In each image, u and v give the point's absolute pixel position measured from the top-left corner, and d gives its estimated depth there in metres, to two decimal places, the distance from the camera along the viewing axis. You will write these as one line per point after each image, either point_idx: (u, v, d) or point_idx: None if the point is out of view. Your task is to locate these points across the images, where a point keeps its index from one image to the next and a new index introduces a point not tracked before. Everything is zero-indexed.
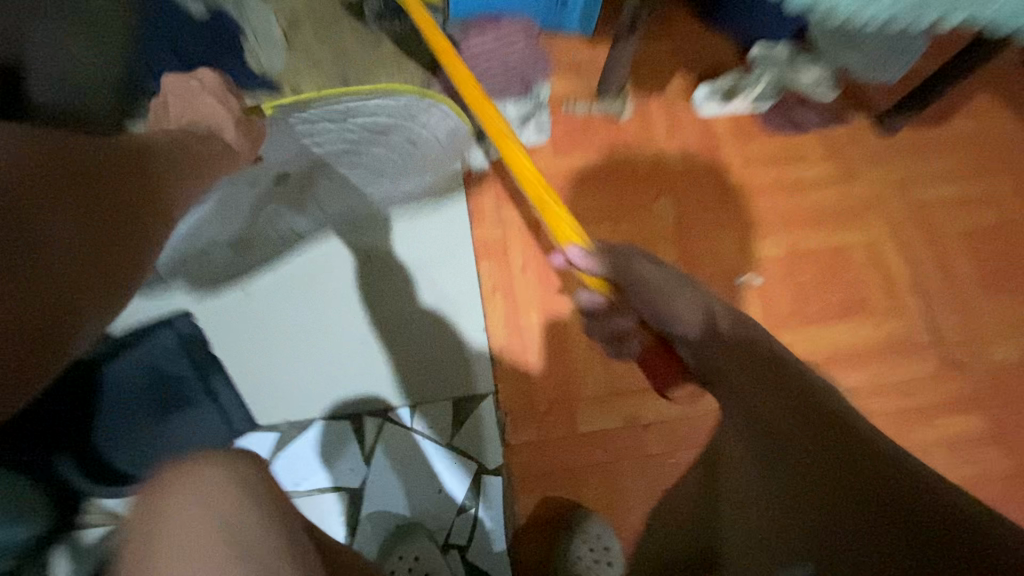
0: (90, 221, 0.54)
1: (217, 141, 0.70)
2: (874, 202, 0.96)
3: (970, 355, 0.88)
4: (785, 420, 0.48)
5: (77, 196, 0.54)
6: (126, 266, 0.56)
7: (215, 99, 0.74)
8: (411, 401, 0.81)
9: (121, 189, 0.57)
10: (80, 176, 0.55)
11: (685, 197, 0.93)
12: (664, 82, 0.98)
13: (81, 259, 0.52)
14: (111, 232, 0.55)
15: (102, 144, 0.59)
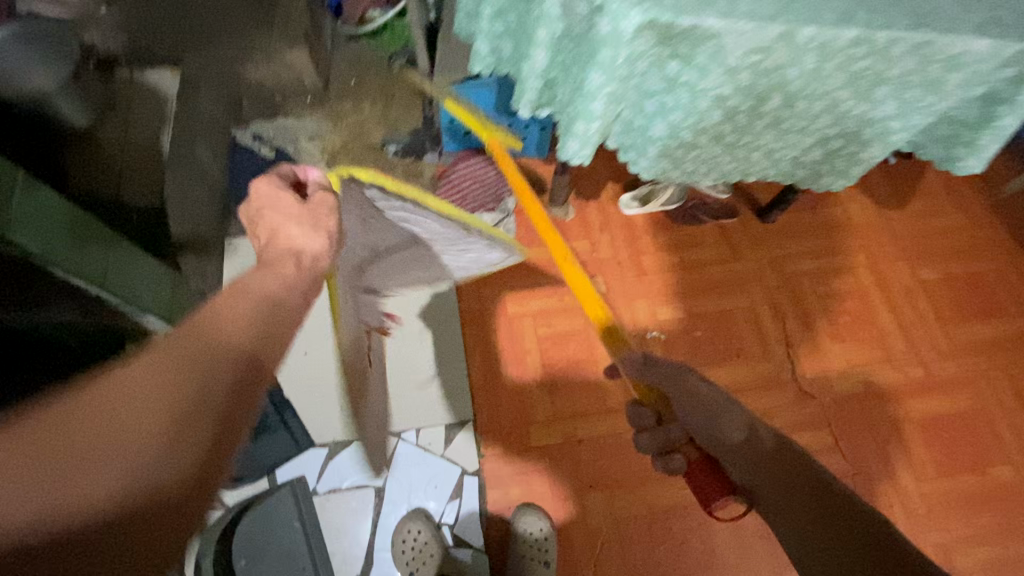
0: (122, 466, 0.33)
1: (288, 269, 0.49)
2: (754, 275, 1.31)
3: (818, 389, 1.22)
4: (792, 498, 0.65)
5: (109, 442, 0.33)
6: (178, 514, 0.35)
7: (306, 206, 0.54)
8: (428, 422, 1.10)
9: (215, 399, 0.38)
10: (105, 412, 0.34)
11: (613, 275, 1.29)
12: (598, 191, 1.35)
13: (169, 520, 0.34)
14: (192, 471, 0.35)
15: (195, 341, 0.39)
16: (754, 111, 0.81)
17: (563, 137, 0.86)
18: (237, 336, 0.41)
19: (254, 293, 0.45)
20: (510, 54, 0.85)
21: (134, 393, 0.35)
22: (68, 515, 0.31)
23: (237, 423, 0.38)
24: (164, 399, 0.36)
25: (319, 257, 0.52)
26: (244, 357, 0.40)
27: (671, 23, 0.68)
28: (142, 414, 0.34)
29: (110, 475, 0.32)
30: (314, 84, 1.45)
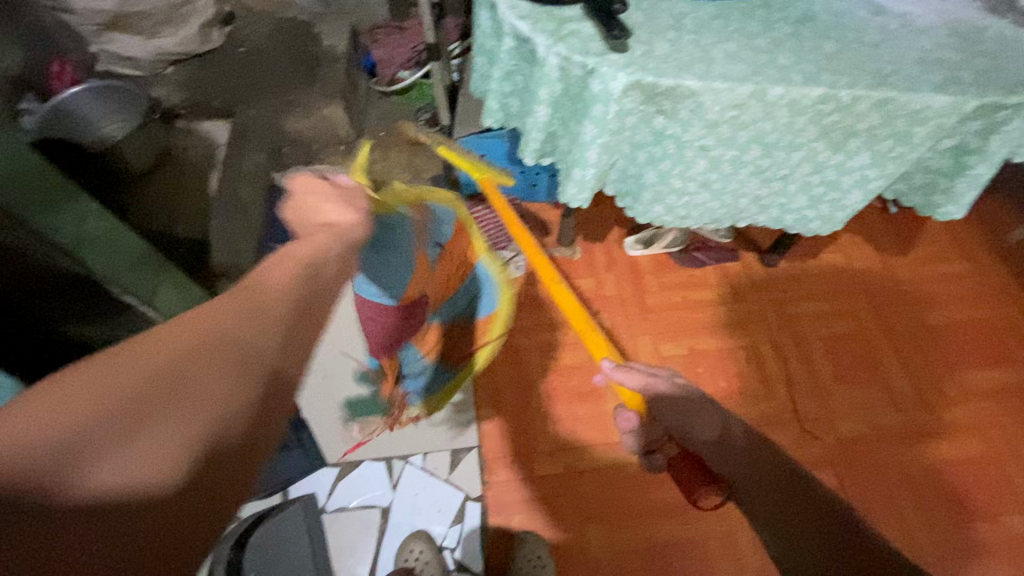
0: (189, 421, 0.30)
1: (320, 236, 0.48)
2: (756, 316, 1.35)
3: (822, 429, 1.22)
4: (760, 478, 0.70)
5: (176, 394, 0.30)
6: (241, 477, 0.31)
7: (346, 191, 0.57)
8: (435, 449, 1.16)
9: (283, 358, 0.35)
10: (168, 362, 0.31)
11: (617, 312, 1.34)
12: (605, 234, 1.44)
13: (222, 482, 0.31)
14: (260, 434, 0.33)
15: (271, 296, 0.38)
16: (737, 160, 0.89)
17: (564, 183, 0.96)
18: (306, 296, 0.40)
19: (326, 255, 0.45)
20: (517, 110, 0.96)
21: (201, 346, 0.32)
22: (126, 466, 0.28)
23: (294, 389, 0.36)
24: (230, 353, 0.33)
25: (351, 232, 0.51)
26: (307, 317, 0.38)
27: (653, 83, 0.78)
28: (202, 368, 0.32)
29: (173, 427, 0.29)
30: (348, 134, 1.57)
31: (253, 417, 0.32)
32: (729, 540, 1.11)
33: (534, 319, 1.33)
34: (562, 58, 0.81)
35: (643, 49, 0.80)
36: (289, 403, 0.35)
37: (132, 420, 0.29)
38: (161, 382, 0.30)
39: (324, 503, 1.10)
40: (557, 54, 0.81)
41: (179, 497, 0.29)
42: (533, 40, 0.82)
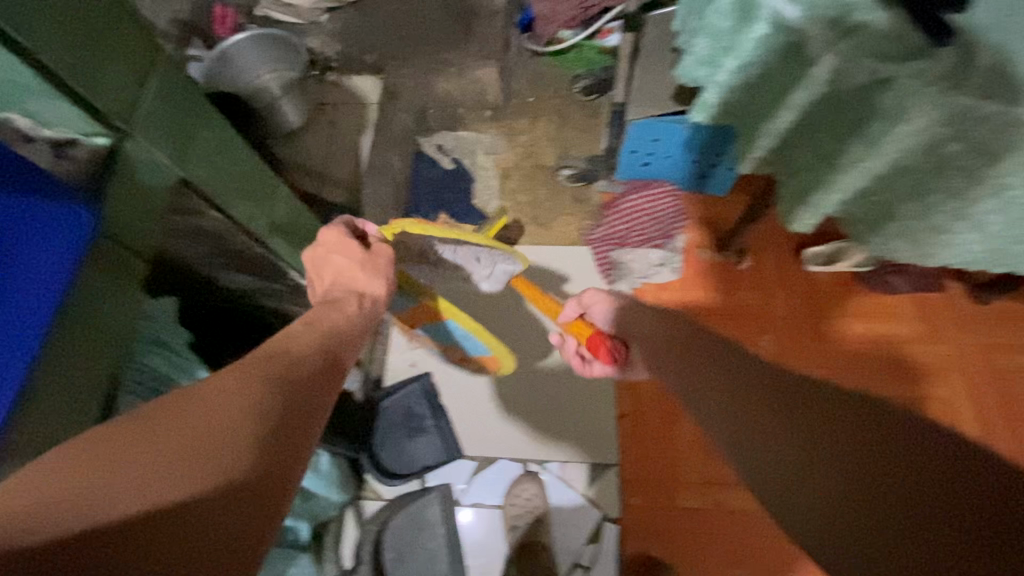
0: (214, 452, 0.44)
1: (350, 304, 0.70)
2: (956, 363, 1.15)
3: None
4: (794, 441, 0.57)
5: (205, 437, 0.45)
6: (267, 486, 0.46)
7: (368, 258, 0.74)
8: (575, 461, 1.10)
9: (287, 408, 0.52)
10: (199, 420, 0.46)
11: (784, 338, 1.19)
12: (780, 244, 1.26)
13: (262, 484, 0.45)
14: (283, 450, 0.48)
15: (257, 360, 0.56)
16: None
17: (789, 205, 0.82)
18: (291, 368, 0.56)
19: (307, 334, 0.63)
20: (742, 111, 0.80)
21: (219, 407, 0.48)
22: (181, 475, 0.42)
23: (293, 428, 0.51)
24: (239, 409, 0.48)
25: (375, 296, 0.73)
26: (291, 380, 0.55)
27: (970, 107, 0.61)
28: (228, 416, 0.47)
29: (201, 453, 0.44)
30: (495, 98, 1.44)
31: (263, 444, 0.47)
32: None
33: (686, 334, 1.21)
34: (841, 62, 0.63)
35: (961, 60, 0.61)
36: (288, 438, 0.49)
37: (181, 454, 0.44)
38: (198, 429, 0.46)
39: (460, 497, 1.09)
40: (837, 55, 0.62)
41: (222, 494, 0.42)
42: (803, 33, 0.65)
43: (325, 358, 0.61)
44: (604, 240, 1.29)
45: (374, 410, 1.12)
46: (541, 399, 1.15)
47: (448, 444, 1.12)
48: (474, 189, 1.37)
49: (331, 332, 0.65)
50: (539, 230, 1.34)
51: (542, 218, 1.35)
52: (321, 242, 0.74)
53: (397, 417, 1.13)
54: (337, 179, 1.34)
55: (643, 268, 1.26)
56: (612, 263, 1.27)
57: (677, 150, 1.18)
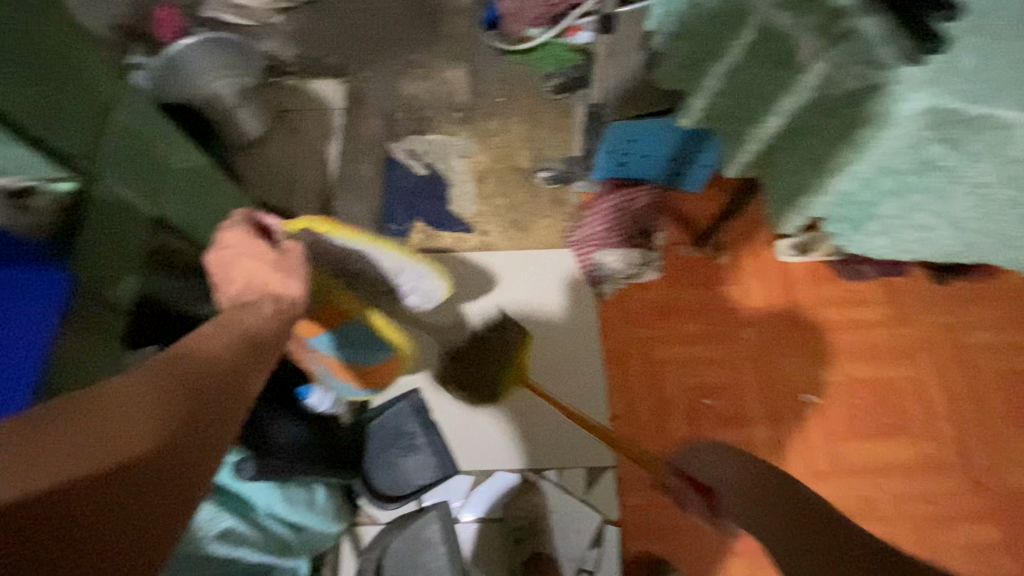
0: (107, 450, 0.41)
1: (267, 307, 0.65)
2: (923, 343, 1.21)
3: (990, 478, 1.11)
4: None
5: (102, 432, 0.42)
6: (161, 494, 0.44)
7: (279, 255, 0.68)
8: (574, 465, 1.10)
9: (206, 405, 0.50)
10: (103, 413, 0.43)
11: (764, 328, 1.22)
12: (755, 236, 1.29)
13: (168, 473, 0.45)
14: (195, 444, 0.48)
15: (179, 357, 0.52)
16: (1012, 201, 0.73)
17: (779, 209, 0.83)
18: (209, 365, 0.53)
19: (220, 336, 0.58)
20: (727, 113, 0.81)
21: (127, 405, 0.45)
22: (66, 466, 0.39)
23: (200, 430, 0.48)
24: (147, 407, 0.46)
25: (295, 297, 0.67)
26: (212, 382, 0.52)
27: (958, 111, 0.62)
28: (139, 409, 0.45)
29: (93, 446, 0.41)
30: (465, 100, 1.39)
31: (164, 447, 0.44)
32: None
33: (673, 329, 1.22)
34: (832, 67, 0.64)
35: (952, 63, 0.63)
36: (193, 444, 0.47)
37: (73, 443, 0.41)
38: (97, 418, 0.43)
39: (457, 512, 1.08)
40: (828, 63, 0.64)
41: (107, 497, 0.40)
42: (795, 41, 0.66)
43: (245, 353, 0.58)
44: (584, 243, 1.28)
45: (363, 431, 1.09)
46: (535, 407, 1.14)
47: (440, 461, 1.08)
48: (449, 194, 1.33)
49: (249, 337, 0.60)
50: (518, 234, 1.32)
51: (522, 220, 1.33)
52: (227, 242, 0.67)
53: (386, 435, 1.09)
54: (304, 192, 1.27)
55: (626, 268, 1.25)
56: (597, 265, 1.26)
57: (653, 149, 1.18)
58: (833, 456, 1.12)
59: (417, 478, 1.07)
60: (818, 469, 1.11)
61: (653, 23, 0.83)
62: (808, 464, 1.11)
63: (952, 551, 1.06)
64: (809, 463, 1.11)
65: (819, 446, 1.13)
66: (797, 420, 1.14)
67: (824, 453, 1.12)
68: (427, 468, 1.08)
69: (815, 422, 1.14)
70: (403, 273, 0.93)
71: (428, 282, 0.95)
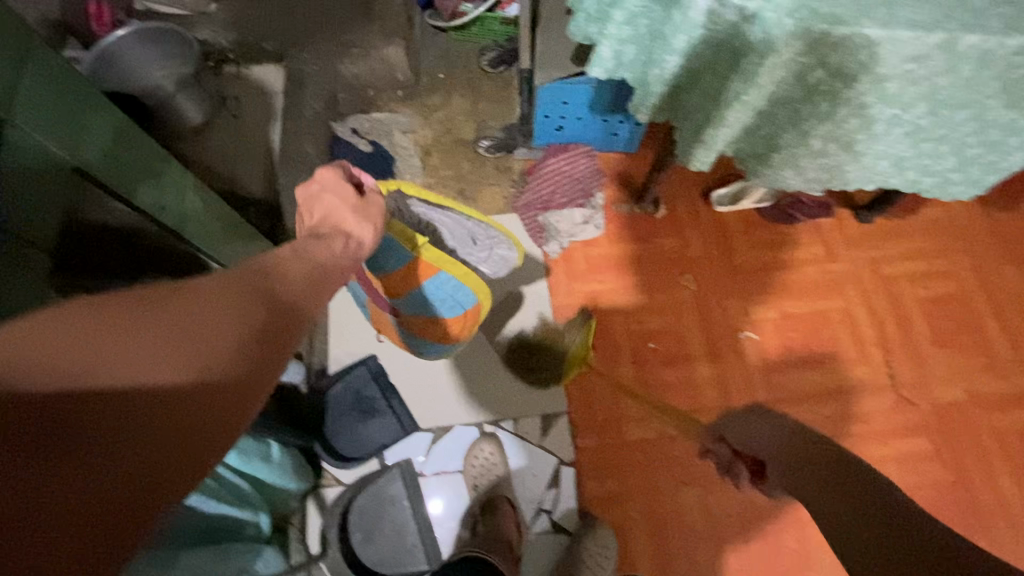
0: (182, 357, 0.38)
1: (337, 242, 0.59)
2: (850, 277, 1.28)
3: (918, 394, 1.18)
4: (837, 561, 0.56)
5: (177, 332, 0.38)
6: (222, 415, 0.39)
7: (361, 199, 0.64)
8: (529, 414, 1.15)
9: (278, 330, 0.44)
10: (181, 307, 0.39)
11: (702, 274, 1.28)
12: (690, 189, 1.35)
13: (226, 402, 0.39)
14: (260, 373, 0.41)
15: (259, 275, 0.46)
16: (894, 119, 0.79)
17: (691, 146, 0.88)
18: (290, 281, 0.48)
19: (303, 260, 0.52)
20: (636, 58, 0.86)
21: (208, 302, 0.41)
22: (139, 376, 0.36)
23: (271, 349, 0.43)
24: (229, 310, 0.41)
25: (363, 239, 0.62)
26: (287, 306, 0.45)
27: (825, 32, 0.67)
28: (212, 319, 0.40)
29: (167, 349, 0.37)
30: (406, 77, 1.44)
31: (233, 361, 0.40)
32: None
33: (617, 282, 1.28)
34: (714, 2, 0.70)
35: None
36: (257, 372, 0.41)
37: (145, 339, 0.37)
38: (173, 319, 0.39)
39: (420, 468, 1.11)
40: None
41: (152, 422, 0.35)
42: None
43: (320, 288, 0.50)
44: (531, 205, 1.33)
45: (324, 398, 1.12)
46: (490, 365, 1.19)
47: (399, 422, 1.13)
48: (395, 168, 1.37)
49: (324, 268, 0.53)
50: (464, 203, 1.36)
51: (468, 190, 1.37)
52: (316, 180, 0.64)
53: (346, 400, 1.12)
54: (249, 173, 1.28)
55: (570, 228, 1.30)
56: (542, 226, 1.30)
57: (584, 112, 1.25)
58: (772, 386, 1.19)
59: (377, 438, 1.11)
60: (758, 399, 1.18)
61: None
62: (748, 396, 1.18)
63: (885, 464, 1.14)
64: (749, 395, 1.18)
65: (758, 378, 1.20)
66: (736, 356, 1.21)
67: (763, 384, 1.19)
68: (385, 429, 1.12)
69: (753, 355, 1.21)
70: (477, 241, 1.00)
71: (501, 250, 1.02)
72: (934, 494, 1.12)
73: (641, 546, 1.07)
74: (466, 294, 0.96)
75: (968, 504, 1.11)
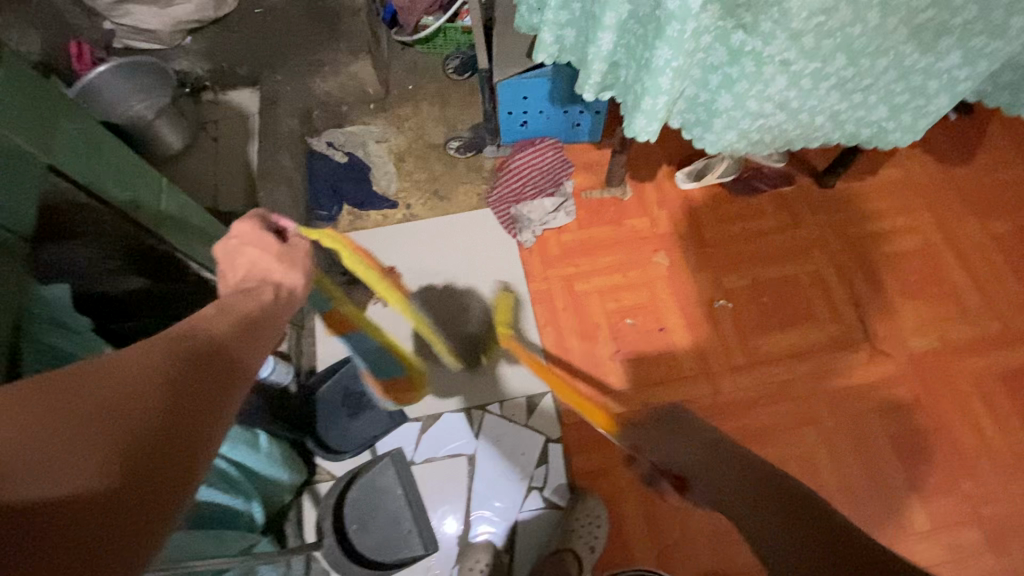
0: (107, 436, 0.36)
1: (265, 293, 0.60)
2: (816, 240, 1.32)
3: (893, 346, 1.21)
4: None
5: (97, 417, 0.37)
6: (152, 493, 0.37)
7: (286, 247, 0.66)
8: (515, 396, 1.18)
9: (205, 388, 0.45)
10: (94, 391, 0.38)
11: (672, 250, 1.32)
12: (655, 171, 1.40)
13: (167, 471, 0.38)
14: (193, 431, 0.41)
15: (173, 342, 0.46)
16: (818, 73, 0.84)
17: (631, 115, 0.92)
18: (213, 344, 0.49)
19: (220, 319, 0.53)
20: (575, 42, 0.93)
21: (115, 379, 0.40)
22: (64, 469, 0.34)
23: (198, 415, 0.42)
24: (141, 387, 0.40)
25: (294, 286, 0.64)
26: (207, 363, 0.46)
27: None
28: (136, 391, 0.40)
29: (90, 436, 0.36)
30: (376, 91, 1.51)
31: (162, 436, 0.39)
32: (804, 460, 1.13)
33: (592, 264, 1.31)
34: None
35: None
36: (192, 430, 0.41)
37: (62, 434, 0.35)
38: (86, 402, 0.37)
39: (412, 455, 1.14)
40: None
41: (91, 517, 0.33)
42: None
43: (243, 337, 0.52)
44: (504, 198, 1.37)
45: (312, 396, 1.14)
46: (474, 351, 1.22)
47: (390, 414, 1.15)
48: (372, 176, 1.43)
49: (247, 324, 0.54)
50: (438, 202, 1.41)
51: (442, 190, 1.42)
52: (233, 234, 0.65)
53: (336, 396, 1.15)
54: (232, 190, 1.35)
55: (542, 216, 1.34)
56: (515, 218, 1.35)
57: (545, 104, 1.31)
58: (749, 351, 1.22)
59: (369, 431, 1.13)
60: (736, 364, 1.21)
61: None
62: (726, 361, 1.21)
63: (868, 417, 1.15)
64: (728, 360, 1.21)
65: (735, 343, 1.22)
66: (711, 324, 1.24)
67: (741, 349, 1.22)
68: (376, 423, 1.14)
69: (727, 323, 1.24)
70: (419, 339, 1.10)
71: None
72: (918, 441, 1.13)
73: (633, 516, 1.09)
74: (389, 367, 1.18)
75: (951, 447, 1.13)
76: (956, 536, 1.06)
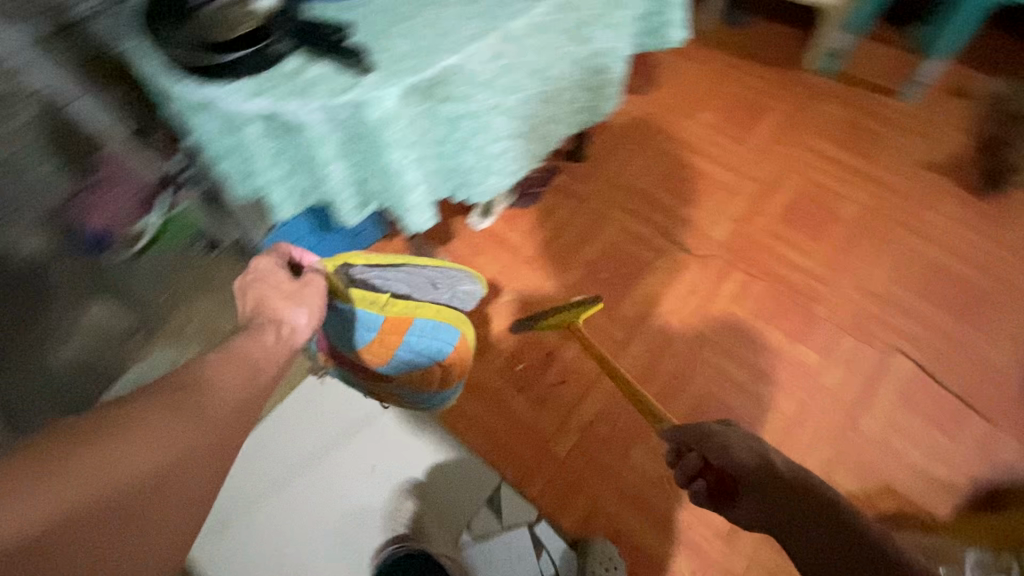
0: (104, 493, 0.45)
1: (267, 334, 0.61)
2: (604, 202, 1.47)
3: (707, 247, 1.40)
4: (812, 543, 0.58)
5: (114, 467, 0.46)
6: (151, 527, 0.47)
7: (294, 285, 0.66)
8: (477, 512, 1.11)
9: (207, 434, 0.51)
10: (111, 444, 0.47)
11: (512, 284, 1.36)
12: (452, 228, 1.43)
13: (168, 503, 0.48)
14: (193, 472, 0.50)
15: (185, 394, 0.52)
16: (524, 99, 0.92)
17: (402, 213, 0.92)
18: (215, 398, 0.53)
19: (226, 369, 0.56)
20: (309, 185, 0.89)
21: (130, 432, 0.48)
22: (83, 510, 0.44)
23: (201, 454, 0.51)
24: (145, 440, 0.48)
25: (298, 323, 0.64)
26: (212, 415, 0.52)
27: (423, 81, 0.76)
28: (149, 447, 0.48)
29: (101, 486, 0.45)
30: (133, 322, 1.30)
31: (162, 482, 0.48)
32: (717, 375, 1.25)
33: None
34: (325, 110, 0.74)
35: (385, 54, 0.76)
36: (193, 470, 0.50)
37: (88, 474, 0.45)
38: (106, 451, 0.47)
39: None
40: (317, 109, 0.74)
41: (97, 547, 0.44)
42: (283, 110, 0.74)
43: (251, 387, 0.56)
44: None
45: None
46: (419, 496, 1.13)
47: None
48: None
49: (254, 372, 0.57)
50: None
51: None
52: (250, 270, 0.67)
53: None
54: None
55: None
56: None
57: (316, 234, 1.25)
58: (621, 322, 1.31)
59: None
60: (621, 339, 1.29)
61: (194, 141, 0.86)
62: (612, 342, 1.28)
63: (730, 310, 1.32)
64: (613, 340, 1.29)
65: (608, 323, 1.31)
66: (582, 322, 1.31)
67: (616, 325, 1.30)
68: None
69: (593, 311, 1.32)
70: (439, 283, 0.92)
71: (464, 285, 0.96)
72: (770, 302, 1.33)
73: (639, 526, 1.10)
74: (446, 330, 0.97)
75: (791, 290, 1.34)
76: (838, 349, 1.27)
